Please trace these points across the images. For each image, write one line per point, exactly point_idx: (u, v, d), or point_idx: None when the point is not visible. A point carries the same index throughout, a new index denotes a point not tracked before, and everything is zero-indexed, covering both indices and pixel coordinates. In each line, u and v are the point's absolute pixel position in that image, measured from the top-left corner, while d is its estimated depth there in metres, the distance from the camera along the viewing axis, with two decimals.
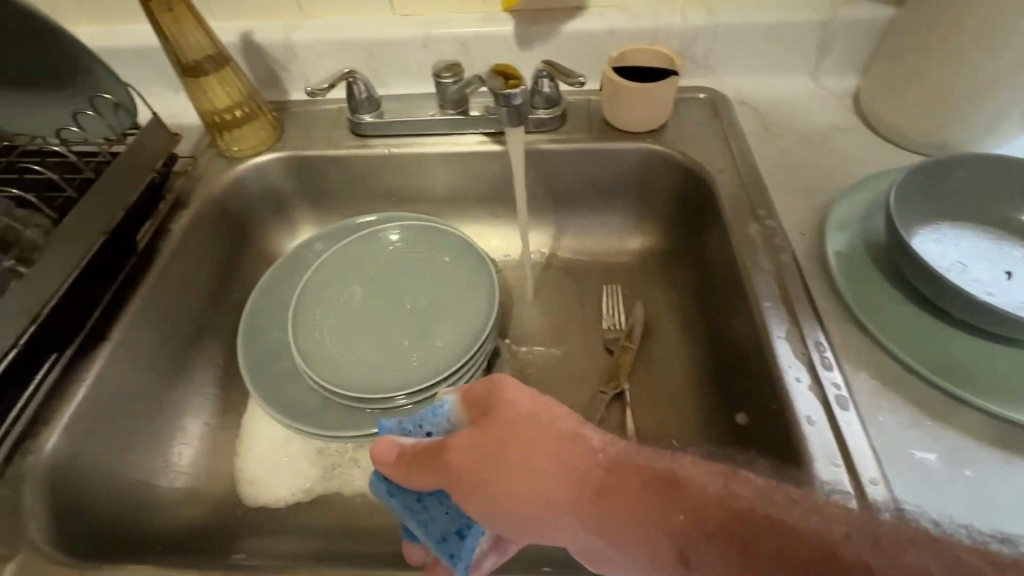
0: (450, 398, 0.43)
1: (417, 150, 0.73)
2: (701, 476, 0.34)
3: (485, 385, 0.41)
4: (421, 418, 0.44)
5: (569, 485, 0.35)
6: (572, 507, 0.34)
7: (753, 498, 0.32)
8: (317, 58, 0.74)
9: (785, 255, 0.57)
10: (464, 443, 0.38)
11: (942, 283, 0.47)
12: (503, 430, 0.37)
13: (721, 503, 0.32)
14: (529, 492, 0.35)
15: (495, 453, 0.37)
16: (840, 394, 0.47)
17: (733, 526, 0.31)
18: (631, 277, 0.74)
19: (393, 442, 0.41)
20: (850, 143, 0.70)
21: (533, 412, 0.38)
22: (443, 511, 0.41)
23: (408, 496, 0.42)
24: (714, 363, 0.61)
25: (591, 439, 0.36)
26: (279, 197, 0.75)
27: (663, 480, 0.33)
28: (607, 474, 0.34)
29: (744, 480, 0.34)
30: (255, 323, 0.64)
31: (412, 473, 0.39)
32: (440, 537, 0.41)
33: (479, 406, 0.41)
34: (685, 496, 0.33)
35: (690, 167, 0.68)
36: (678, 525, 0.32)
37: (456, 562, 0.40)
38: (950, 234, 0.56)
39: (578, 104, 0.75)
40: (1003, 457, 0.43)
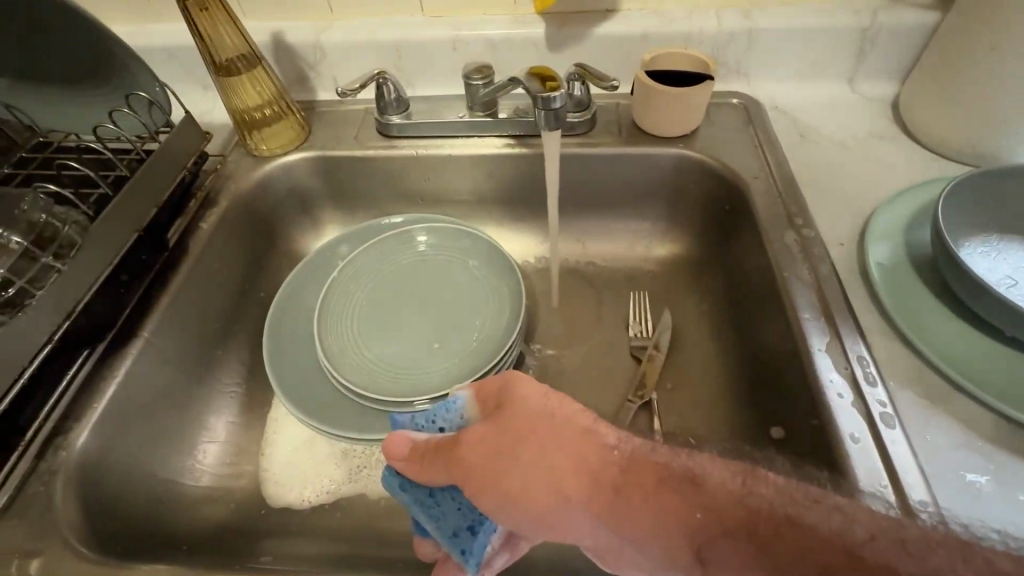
0: (463, 394, 0.42)
1: (443, 152, 0.72)
2: (720, 474, 0.32)
3: (499, 381, 0.40)
4: (434, 414, 0.42)
5: (581, 479, 0.33)
6: (584, 503, 0.33)
7: (774, 497, 0.31)
8: (345, 58, 0.74)
9: (825, 266, 0.54)
10: (476, 437, 0.36)
11: (997, 299, 0.44)
12: (516, 425, 0.36)
13: (739, 500, 0.30)
14: (540, 490, 0.34)
15: (506, 449, 0.35)
16: (886, 411, 0.44)
17: (752, 525, 0.29)
18: (659, 284, 0.72)
19: (404, 437, 0.40)
20: (893, 153, 0.66)
21: (547, 409, 0.37)
22: (455, 507, 0.40)
23: (420, 490, 0.40)
24: (744, 373, 0.59)
25: (605, 436, 0.35)
26: (306, 197, 0.76)
27: (679, 478, 0.32)
28: (621, 471, 0.33)
29: (765, 477, 0.32)
30: (285, 321, 0.65)
31: (427, 465, 0.38)
32: (452, 533, 0.39)
33: (491, 402, 0.40)
34: (703, 493, 0.31)
35: (723, 175, 0.66)
36: (696, 524, 0.30)
37: (467, 559, 0.39)
38: (999, 246, 0.52)
39: (608, 107, 0.73)
40: None
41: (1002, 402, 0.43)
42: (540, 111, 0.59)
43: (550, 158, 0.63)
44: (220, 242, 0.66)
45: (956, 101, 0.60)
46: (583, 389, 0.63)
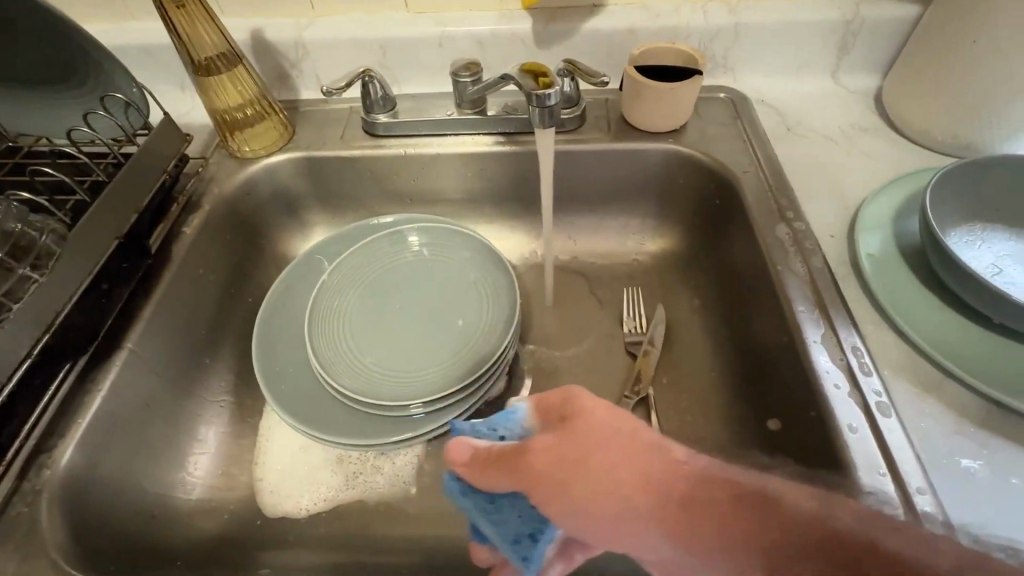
0: (524, 404, 0.40)
1: (431, 151, 0.71)
2: (797, 497, 0.29)
3: (557, 393, 0.39)
4: (495, 422, 0.41)
5: (647, 492, 0.31)
6: (648, 517, 0.30)
7: (846, 518, 0.28)
8: (329, 56, 0.73)
9: (818, 259, 0.54)
10: (542, 443, 0.35)
11: (985, 288, 0.45)
12: (582, 435, 0.34)
13: (820, 522, 0.28)
14: (601, 499, 0.32)
15: (568, 458, 0.34)
16: (881, 401, 0.44)
17: (838, 552, 0.26)
18: (650, 279, 0.72)
19: (467, 442, 0.39)
20: (876, 145, 0.67)
21: (613, 423, 0.35)
22: (515, 515, 0.38)
23: (480, 497, 0.39)
24: (738, 365, 0.59)
25: (674, 450, 0.33)
26: (292, 198, 0.74)
27: (756, 499, 0.29)
28: (687, 484, 0.31)
29: (842, 502, 0.29)
30: (277, 325, 0.64)
31: (489, 472, 0.37)
32: (514, 539, 0.39)
33: (555, 414, 0.38)
34: (780, 514, 0.28)
35: (713, 169, 0.66)
36: (772, 546, 0.28)
37: (527, 564, 0.40)
38: (982, 236, 0.53)
39: (596, 104, 0.73)
40: None
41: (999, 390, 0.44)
42: (535, 109, 0.58)
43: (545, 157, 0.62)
44: (203, 247, 0.64)
45: (938, 93, 0.61)
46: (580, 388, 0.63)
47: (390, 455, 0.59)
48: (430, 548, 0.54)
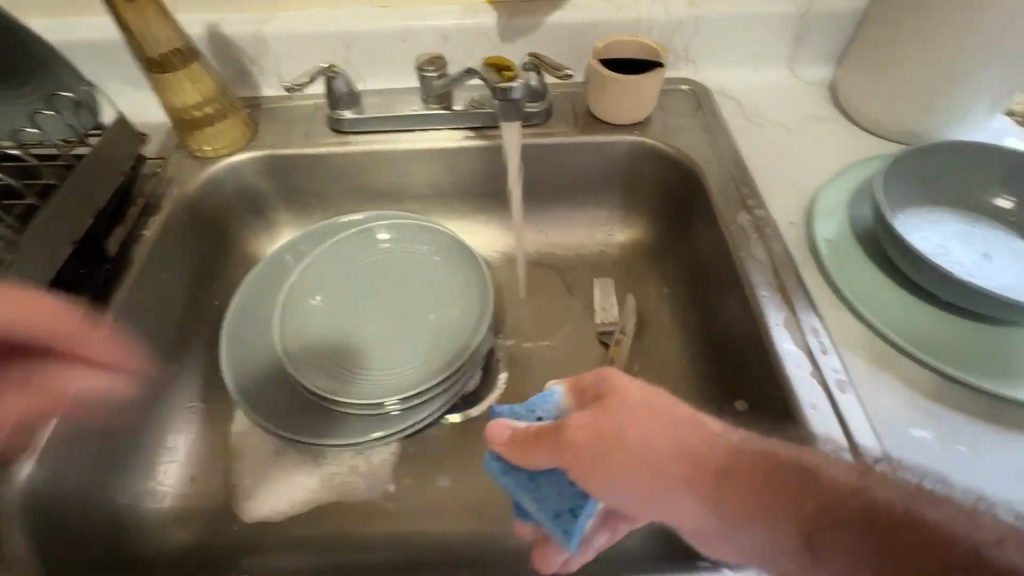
0: (561, 387, 0.43)
1: (399, 147, 0.70)
2: (834, 467, 0.34)
3: (593, 374, 0.41)
4: (533, 404, 0.44)
5: (690, 464, 0.36)
6: (692, 485, 0.35)
7: (886, 490, 0.33)
8: (290, 51, 0.71)
9: (779, 244, 0.56)
10: (580, 423, 0.38)
11: (929, 267, 0.47)
12: (624, 414, 0.38)
13: (854, 491, 0.33)
14: (647, 472, 0.36)
15: (611, 437, 0.37)
16: (840, 378, 0.46)
17: (870, 517, 0.32)
18: (620, 269, 0.73)
19: (505, 424, 0.41)
20: (830, 133, 0.69)
21: (652, 400, 0.38)
22: (558, 489, 0.41)
23: (521, 474, 0.42)
24: (707, 350, 0.61)
25: (710, 425, 0.37)
26: (257, 198, 0.73)
27: (793, 471, 0.34)
28: (726, 456, 0.36)
29: (880, 475, 0.34)
30: (244, 325, 0.62)
31: (531, 452, 0.39)
32: (554, 514, 0.41)
33: (590, 392, 0.41)
34: (814, 483, 0.34)
35: (677, 160, 0.68)
36: (807, 509, 0.33)
37: (569, 538, 0.40)
38: (927, 218, 0.55)
39: (562, 97, 0.73)
40: (996, 433, 0.44)
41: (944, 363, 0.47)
42: (498, 102, 0.58)
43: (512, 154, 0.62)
44: (167, 250, 0.62)
45: (885, 82, 0.64)
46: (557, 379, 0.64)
47: (368, 454, 0.59)
48: (413, 543, 0.54)
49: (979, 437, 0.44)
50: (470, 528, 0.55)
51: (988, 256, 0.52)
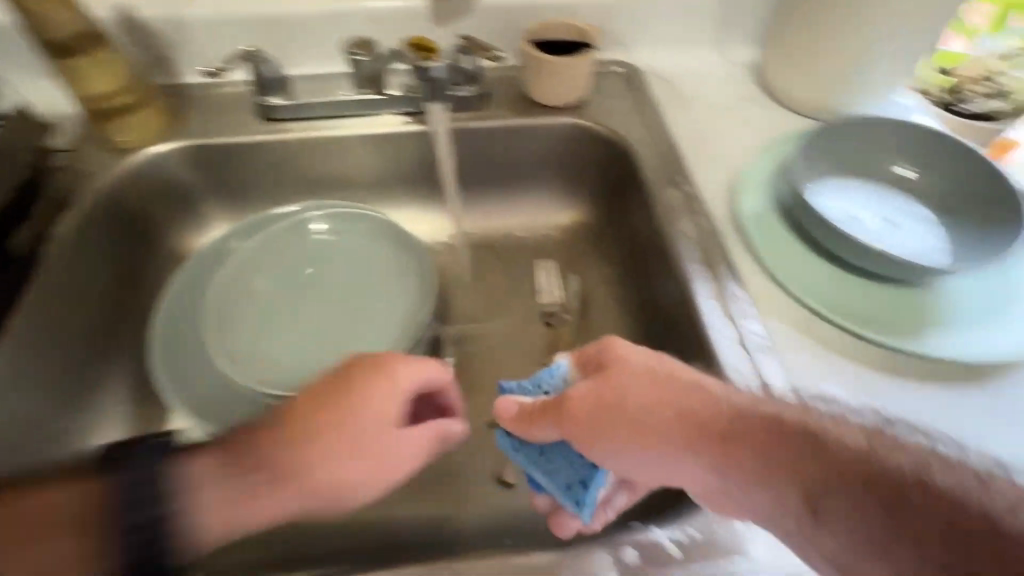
0: (566, 361, 0.46)
1: (334, 134, 0.68)
2: (844, 432, 0.34)
3: (597, 344, 0.44)
4: (540, 379, 0.47)
5: (688, 429, 0.37)
6: (690, 448, 0.37)
7: (896, 456, 0.32)
8: (211, 36, 0.68)
9: (705, 219, 0.59)
10: (580, 395, 0.41)
11: (838, 234, 0.52)
12: (621, 381, 0.40)
13: (868, 459, 0.32)
14: (646, 435, 0.38)
15: (608, 403, 0.40)
16: (760, 341, 0.50)
17: (882, 484, 0.31)
18: (564, 251, 0.74)
19: (510, 400, 0.46)
20: (757, 112, 0.72)
21: (656, 368, 0.40)
22: (567, 462, 0.45)
23: (531, 449, 0.46)
24: (645, 325, 0.63)
25: (717, 392, 0.38)
26: (184, 192, 0.69)
27: (802, 436, 0.34)
28: (729, 421, 0.36)
29: (889, 439, 0.33)
30: (174, 330, 0.59)
31: (534, 423, 0.44)
32: (565, 486, 0.45)
33: (591, 363, 0.44)
34: (822, 449, 0.33)
35: (612, 141, 0.69)
36: (812, 475, 0.33)
37: (581, 507, 0.44)
38: (841, 187, 0.58)
39: (498, 80, 0.73)
40: (894, 378, 0.49)
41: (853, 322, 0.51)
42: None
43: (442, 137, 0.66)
44: (74, 256, 0.58)
45: (802, 62, 0.67)
46: (504, 361, 0.65)
47: None
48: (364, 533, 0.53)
49: (886, 388, 0.48)
50: (422, 513, 0.54)
51: (895, 220, 0.56)
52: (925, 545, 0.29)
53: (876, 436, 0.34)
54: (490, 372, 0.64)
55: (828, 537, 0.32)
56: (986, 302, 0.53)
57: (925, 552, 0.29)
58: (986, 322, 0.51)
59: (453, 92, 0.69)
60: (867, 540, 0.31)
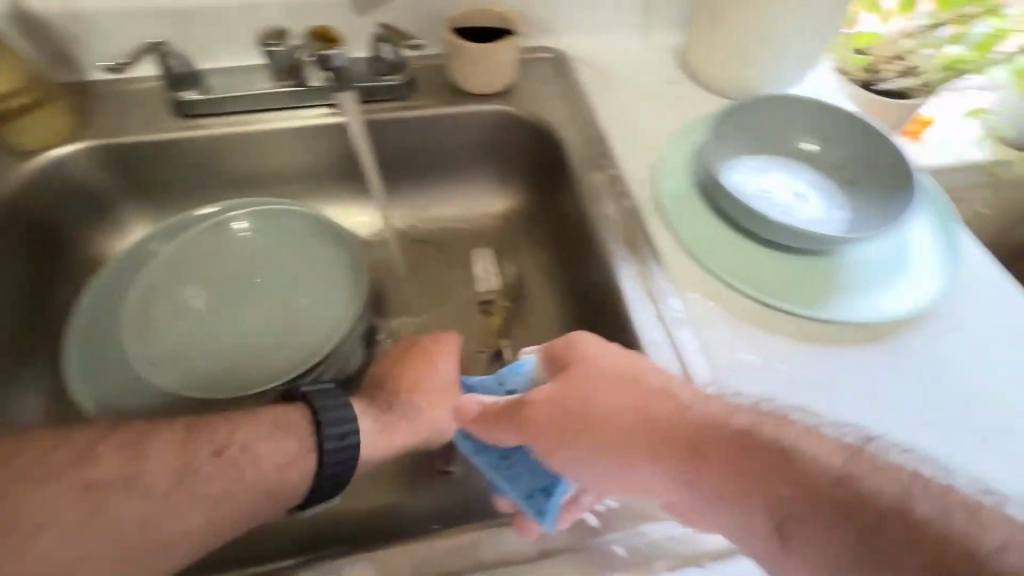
0: (530, 359, 0.48)
1: (254, 129, 0.66)
2: (820, 450, 0.35)
3: (562, 341, 0.45)
4: (503, 378, 0.49)
5: (657, 439, 0.38)
6: (658, 460, 0.38)
7: (879, 481, 0.33)
8: (114, 29, 0.64)
9: (628, 200, 0.61)
10: (542, 398, 0.42)
11: (745, 211, 0.55)
12: (585, 385, 0.41)
13: (843, 483, 0.33)
14: (614, 447, 0.39)
15: (572, 408, 0.41)
16: (677, 317, 0.52)
17: (848, 506, 0.32)
18: (499, 239, 0.75)
19: (473, 400, 0.48)
20: (679, 95, 0.74)
21: (619, 372, 0.42)
22: (528, 468, 0.44)
23: (494, 454, 0.46)
24: (576, 306, 0.64)
25: (681, 397, 0.40)
26: (95, 196, 0.66)
27: (773, 452, 0.35)
28: (697, 431, 0.37)
29: (870, 461, 0.34)
30: (91, 345, 0.57)
31: (493, 426, 0.45)
32: (527, 494, 0.43)
33: (557, 363, 0.45)
34: (793, 468, 0.34)
35: (539, 127, 0.69)
36: (783, 497, 0.34)
37: (542, 517, 0.41)
38: (755, 165, 0.61)
39: (424, 70, 0.72)
40: (805, 344, 0.52)
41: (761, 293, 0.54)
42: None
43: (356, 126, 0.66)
44: None
45: (719, 44, 0.70)
46: None
47: None
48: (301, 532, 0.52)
49: (803, 372, 0.51)
50: (362, 507, 0.54)
51: (802, 194, 0.60)
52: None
53: (855, 455, 0.34)
54: None
55: (795, 558, 0.33)
56: (883, 266, 0.57)
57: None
58: (882, 284, 0.56)
59: (376, 83, 0.68)
60: (837, 562, 0.32)
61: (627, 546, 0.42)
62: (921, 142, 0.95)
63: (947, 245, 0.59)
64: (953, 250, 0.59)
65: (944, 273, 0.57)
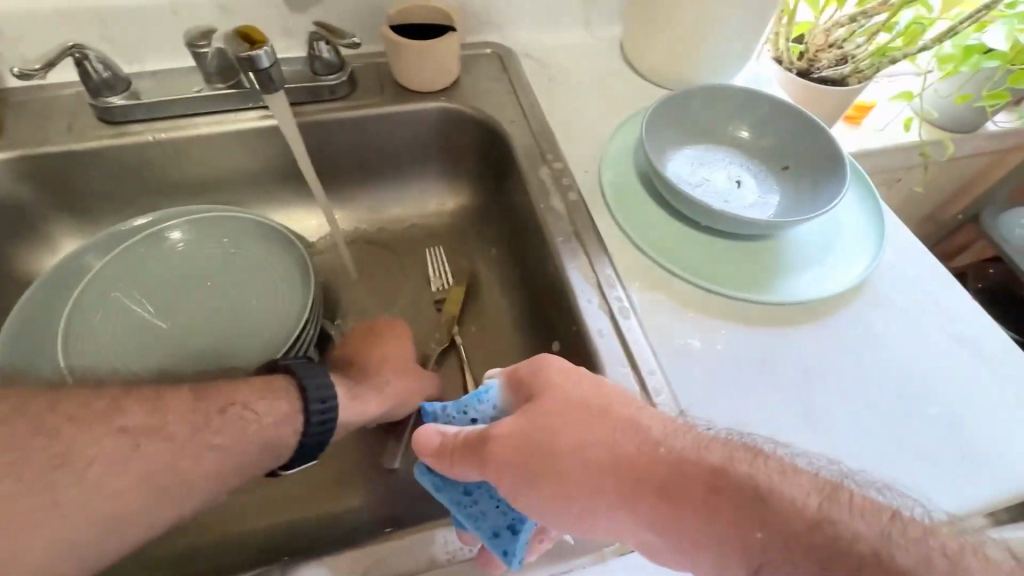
0: (495, 383, 0.44)
1: (188, 133, 0.64)
2: (796, 491, 0.33)
3: (528, 366, 0.42)
4: (466, 404, 0.44)
5: (628, 480, 0.36)
6: (629, 503, 0.36)
7: (856, 524, 0.32)
8: (29, 31, 0.61)
9: (573, 193, 0.62)
10: (508, 433, 0.38)
11: (683, 200, 0.56)
12: (553, 420, 0.38)
13: (815, 526, 0.32)
14: (585, 492, 0.37)
15: (542, 446, 0.37)
16: (622, 305, 0.54)
17: (824, 554, 0.31)
18: (452, 236, 0.75)
19: (434, 429, 0.41)
20: (622, 87, 0.75)
21: (587, 402, 0.39)
22: (493, 505, 0.40)
23: (456, 490, 0.41)
24: (528, 299, 0.65)
25: (652, 430, 0.38)
26: (18, 209, 0.62)
27: (749, 493, 0.34)
28: (666, 467, 0.36)
29: (846, 501, 0.33)
30: (16, 337, 0.54)
31: (457, 463, 0.39)
32: (491, 532, 0.39)
33: (524, 390, 0.41)
34: (768, 513, 0.33)
35: (485, 122, 0.69)
36: (757, 541, 0.33)
37: (508, 559, 0.38)
38: (695, 155, 0.64)
39: (366, 68, 0.71)
40: (746, 328, 0.54)
41: (700, 279, 0.56)
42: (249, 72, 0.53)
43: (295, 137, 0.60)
44: None
45: (658, 36, 0.71)
46: None
47: None
48: (254, 543, 0.51)
49: (753, 371, 0.51)
50: (318, 516, 0.53)
51: (737, 182, 0.62)
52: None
53: (829, 494, 0.33)
54: None
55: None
56: (816, 246, 0.60)
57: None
58: (815, 263, 0.58)
59: (316, 83, 0.66)
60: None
61: (576, 534, 0.43)
62: (858, 127, 1.00)
63: (875, 224, 0.62)
64: (881, 227, 0.61)
65: (874, 249, 0.60)
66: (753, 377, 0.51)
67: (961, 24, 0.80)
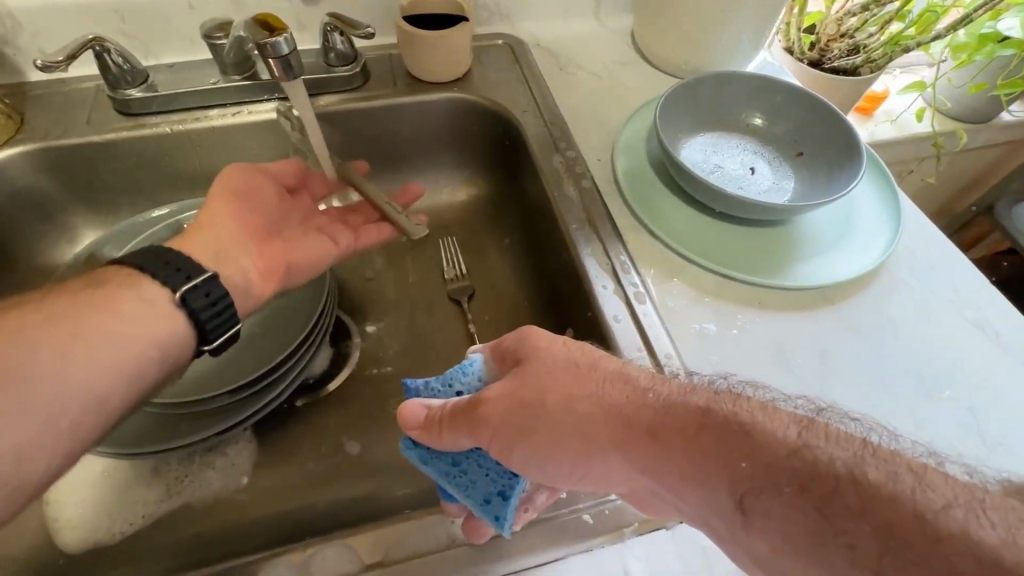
0: (479, 355, 0.45)
1: (204, 126, 0.65)
2: (774, 423, 0.32)
3: (513, 338, 0.43)
4: (451, 378, 0.45)
5: (614, 425, 0.36)
6: (615, 445, 0.36)
7: (833, 450, 0.31)
8: (49, 26, 0.62)
9: (586, 181, 0.62)
10: (497, 395, 0.39)
11: (697, 185, 0.56)
12: (541, 377, 0.39)
13: (801, 454, 0.31)
14: (573, 435, 0.37)
15: (531, 399, 0.38)
16: (637, 291, 0.54)
17: (803, 482, 0.30)
18: (464, 226, 0.75)
19: (418, 403, 0.42)
20: (633, 77, 0.76)
21: (568, 356, 0.40)
22: (483, 474, 0.41)
23: (443, 461, 0.42)
24: (544, 287, 0.65)
25: (638, 381, 0.38)
26: (40, 200, 0.63)
27: (731, 426, 0.33)
28: (656, 414, 0.35)
29: (825, 431, 0.32)
30: None
31: (445, 432, 0.40)
32: (483, 500, 0.40)
33: (509, 358, 0.42)
34: (755, 445, 0.32)
35: (495, 110, 0.69)
36: (743, 474, 0.31)
37: (501, 524, 0.38)
38: (708, 142, 0.64)
39: (378, 59, 0.72)
40: (760, 312, 0.54)
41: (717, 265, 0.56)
42: (271, 60, 0.52)
43: (319, 142, 0.61)
44: None
45: (668, 25, 0.71)
46: (412, 341, 0.65)
47: (214, 455, 0.55)
48: (272, 525, 0.51)
49: (765, 355, 0.51)
50: (336, 500, 0.53)
51: (751, 168, 0.62)
52: (860, 545, 0.27)
53: (809, 424, 0.32)
54: (398, 353, 0.64)
55: (759, 536, 0.31)
56: (830, 230, 0.60)
57: (856, 552, 0.27)
58: (832, 248, 0.58)
59: (329, 75, 0.66)
60: (799, 539, 0.29)
61: (594, 514, 0.43)
62: (869, 119, 0.99)
63: (889, 209, 0.62)
64: (895, 210, 0.61)
65: (889, 232, 0.60)
66: (766, 358, 0.51)
67: (975, 12, 0.78)
